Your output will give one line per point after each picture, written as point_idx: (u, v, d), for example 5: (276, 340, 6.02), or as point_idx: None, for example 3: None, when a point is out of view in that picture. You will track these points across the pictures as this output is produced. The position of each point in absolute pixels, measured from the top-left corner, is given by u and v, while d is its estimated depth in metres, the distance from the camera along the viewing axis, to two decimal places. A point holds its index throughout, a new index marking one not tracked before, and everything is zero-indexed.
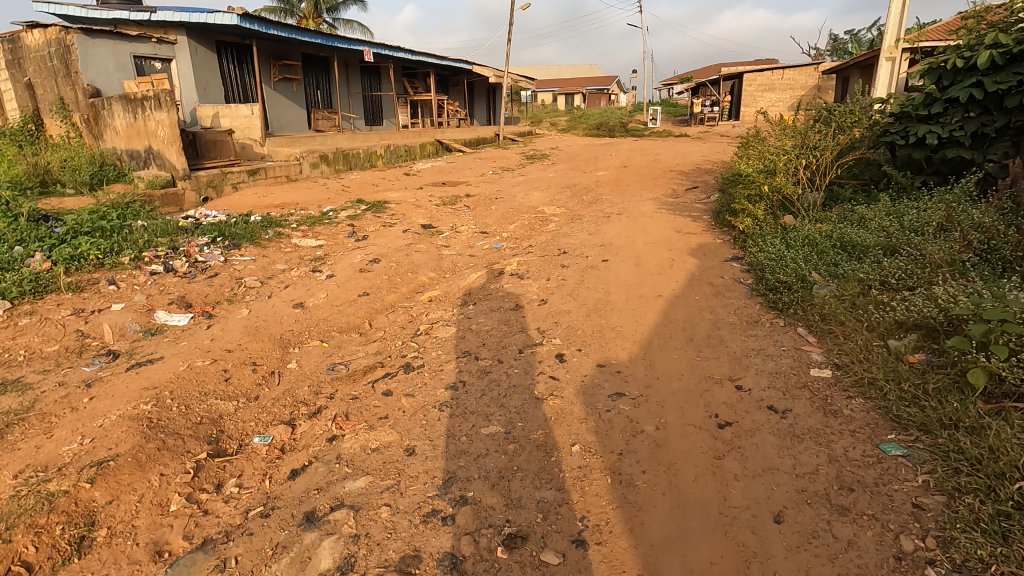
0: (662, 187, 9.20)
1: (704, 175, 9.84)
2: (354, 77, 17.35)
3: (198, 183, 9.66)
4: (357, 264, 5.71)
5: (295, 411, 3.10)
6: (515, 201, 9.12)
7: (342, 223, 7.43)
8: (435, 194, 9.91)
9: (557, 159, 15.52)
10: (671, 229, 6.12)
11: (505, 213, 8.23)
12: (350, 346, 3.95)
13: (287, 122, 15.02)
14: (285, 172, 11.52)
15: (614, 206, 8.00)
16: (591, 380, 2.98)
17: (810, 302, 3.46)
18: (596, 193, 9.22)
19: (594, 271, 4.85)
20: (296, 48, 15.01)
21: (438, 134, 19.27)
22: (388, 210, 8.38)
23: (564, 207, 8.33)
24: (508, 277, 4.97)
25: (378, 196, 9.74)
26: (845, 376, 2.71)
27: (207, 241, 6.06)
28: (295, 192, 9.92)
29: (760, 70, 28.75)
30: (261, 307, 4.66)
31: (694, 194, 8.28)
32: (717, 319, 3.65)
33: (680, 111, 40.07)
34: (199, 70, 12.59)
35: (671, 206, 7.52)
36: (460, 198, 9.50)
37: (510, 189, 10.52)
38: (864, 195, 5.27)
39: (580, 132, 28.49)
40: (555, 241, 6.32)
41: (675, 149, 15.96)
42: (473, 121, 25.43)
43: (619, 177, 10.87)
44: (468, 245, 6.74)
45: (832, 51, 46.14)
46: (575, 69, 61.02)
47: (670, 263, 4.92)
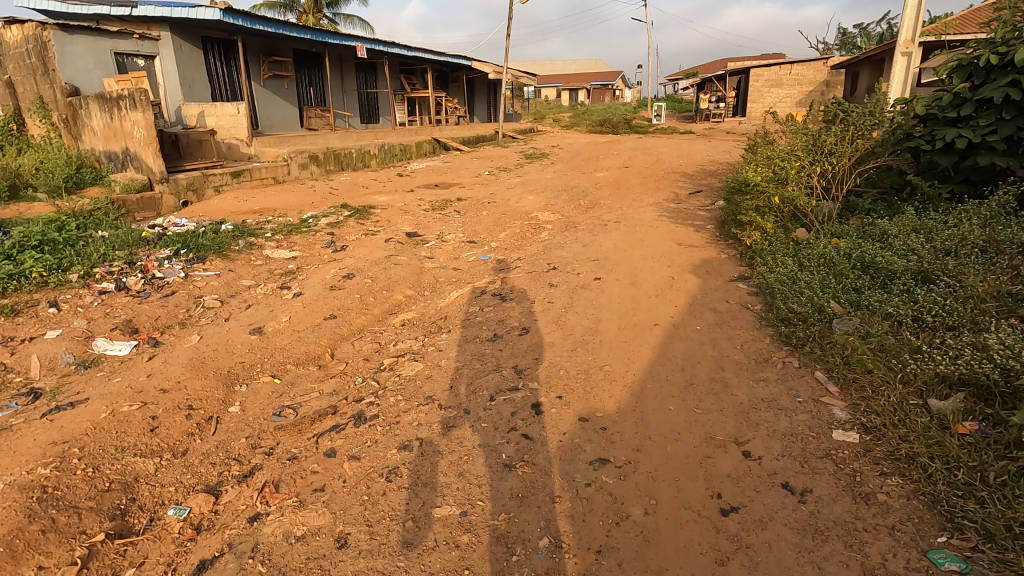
0: (665, 191, 8.69)
1: (709, 177, 9.32)
2: (348, 74, 16.87)
3: (177, 187, 9.24)
4: (329, 280, 5.26)
5: (225, 472, 2.65)
6: (509, 205, 8.65)
7: (321, 232, 6.97)
8: (426, 198, 9.44)
9: (556, 158, 15.04)
10: (671, 241, 5.63)
11: (497, 219, 7.76)
12: (305, 383, 3.50)
13: (278, 120, 14.58)
14: (272, 173, 11.10)
15: (611, 212, 7.51)
16: (570, 440, 2.50)
17: (830, 339, 2.98)
18: (595, 197, 8.72)
19: (583, 292, 4.38)
20: (288, 43, 14.54)
21: (435, 132, 18.79)
22: (373, 216, 7.92)
23: (559, 213, 7.85)
24: (490, 298, 4.50)
25: (366, 200, 9.28)
26: (877, 443, 2.24)
27: (169, 253, 5.62)
28: (279, 195, 9.49)
29: (768, 65, 28.07)
30: (215, 333, 4.22)
31: (698, 198, 7.78)
32: (721, 357, 3.17)
33: (685, 107, 39.39)
34: (184, 67, 12.14)
35: (672, 213, 7.01)
36: (452, 202, 9.03)
37: (505, 192, 10.05)
38: (885, 206, 4.76)
39: (583, 128, 27.93)
40: (546, 253, 5.85)
41: (680, 147, 15.42)
42: (473, 118, 24.95)
43: (620, 179, 10.37)
44: (453, 256, 6.28)
45: (841, 45, 45.27)
46: (579, 65, 60.34)
47: (669, 283, 4.44)
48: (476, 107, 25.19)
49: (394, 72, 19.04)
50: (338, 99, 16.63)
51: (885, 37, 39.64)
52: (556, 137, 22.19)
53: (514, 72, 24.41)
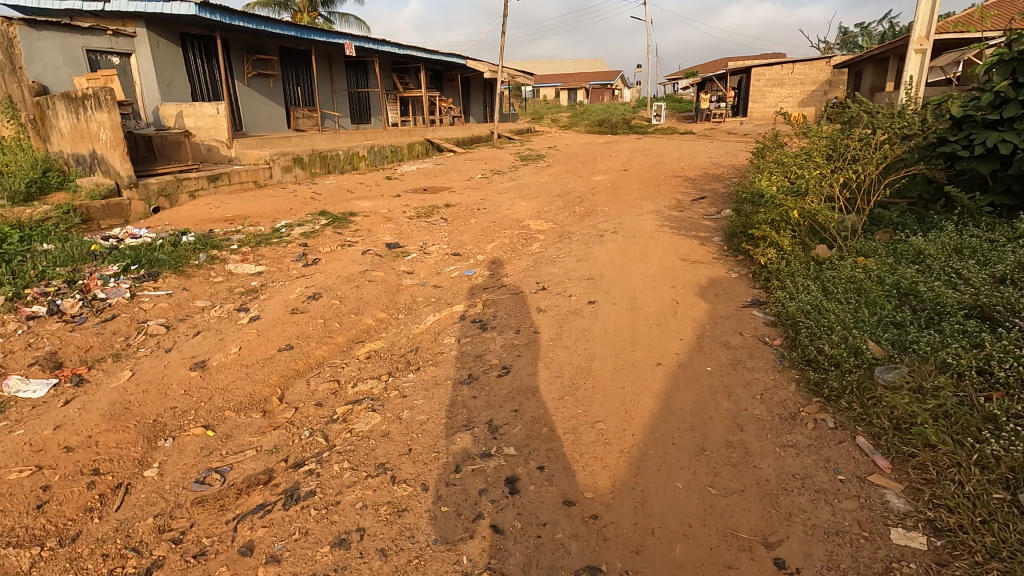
0: (666, 197, 8.16)
1: (713, 182, 8.79)
2: (338, 72, 16.32)
3: (148, 192, 8.69)
4: (293, 301, 4.71)
5: (116, 570, 2.10)
6: (500, 212, 8.10)
7: (293, 243, 6.42)
8: (413, 204, 8.90)
9: (552, 160, 14.52)
10: (674, 256, 5.09)
11: (486, 228, 7.22)
12: (242, 436, 2.95)
13: (263, 121, 14.04)
14: (253, 177, 10.57)
15: (608, 221, 6.96)
16: (551, 536, 1.97)
17: (872, 394, 2.46)
18: (592, 204, 8.19)
19: (575, 319, 3.83)
20: (273, 41, 13.99)
21: (428, 132, 18.25)
22: (354, 224, 7.38)
23: (553, 222, 7.30)
24: (469, 326, 3.96)
25: (348, 206, 8.73)
26: (953, 557, 1.72)
27: (118, 270, 5.07)
28: (257, 201, 8.96)
29: (770, 65, 27.58)
30: (151, 367, 3.66)
31: (701, 206, 7.25)
32: (738, 411, 2.62)
33: (684, 107, 38.95)
34: (161, 65, 11.58)
35: (675, 222, 6.47)
36: (439, 209, 8.49)
37: (497, 197, 9.52)
38: (916, 219, 4.23)
39: (581, 128, 27.40)
40: (536, 268, 5.30)
41: (680, 149, 14.92)
42: (468, 118, 24.42)
43: (618, 183, 9.85)
44: (434, 271, 5.75)
45: (842, 44, 44.80)
46: (579, 65, 59.93)
47: (672, 309, 3.90)
48: (472, 106, 24.68)
49: (386, 71, 18.49)
50: (327, 98, 16.08)
51: (886, 36, 39.28)
52: (553, 138, 21.67)
53: (511, 71, 23.89)
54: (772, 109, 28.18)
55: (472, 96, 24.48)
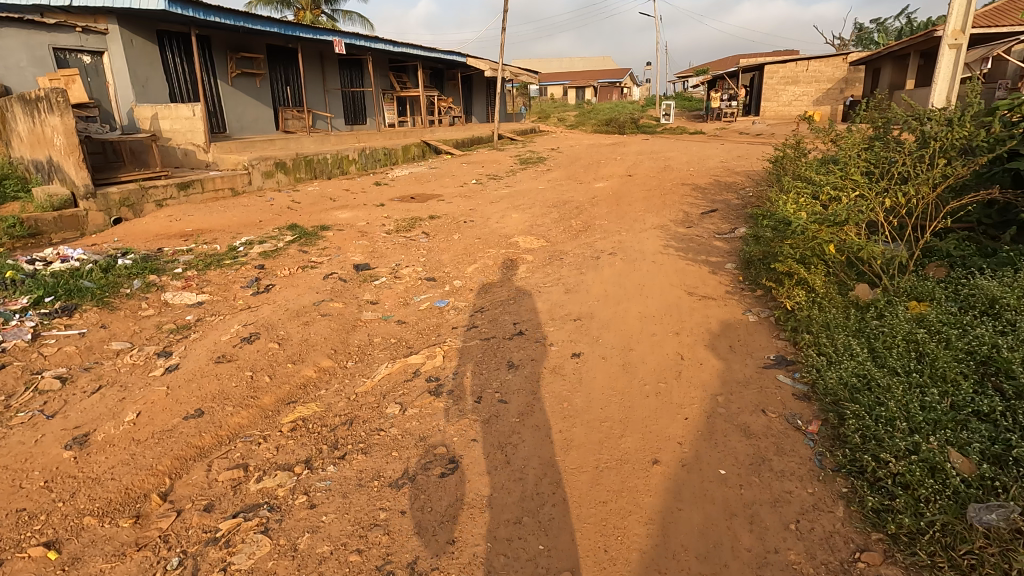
0: (671, 209, 7.36)
1: (724, 192, 7.99)
2: (329, 71, 15.64)
3: (108, 202, 8.01)
4: (224, 343, 3.97)
5: None
6: (489, 225, 7.34)
7: (248, 265, 5.68)
8: (396, 215, 8.17)
9: (554, 163, 13.76)
10: (679, 290, 4.29)
11: (469, 245, 6.46)
12: (91, 562, 2.20)
13: (249, 123, 13.39)
14: (229, 183, 9.92)
15: (606, 239, 6.18)
16: None
17: (968, 549, 1.68)
18: (589, 217, 7.41)
19: (552, 383, 3.05)
20: (259, 38, 13.32)
21: (426, 134, 17.54)
22: (323, 241, 6.65)
23: (545, 239, 6.53)
24: (422, 387, 3.19)
25: (324, 218, 8.01)
26: None
27: (28, 303, 4.35)
28: (227, 211, 8.26)
29: (783, 62, 26.63)
30: (18, 442, 2.92)
31: (711, 222, 6.43)
32: (768, 557, 1.85)
33: (694, 106, 37.96)
34: (136, 65, 10.92)
35: (682, 242, 5.67)
36: (423, 222, 7.73)
37: (489, 205, 8.77)
38: (980, 251, 3.41)
39: (588, 128, 26.58)
40: (518, 301, 4.52)
41: (690, 151, 14.09)
42: (470, 118, 23.73)
43: (621, 191, 9.07)
44: (402, 300, 5.00)
45: (857, 41, 43.71)
46: (586, 63, 59.06)
47: (674, 369, 3.10)
48: (475, 106, 23.97)
49: (382, 70, 17.77)
50: (318, 98, 15.41)
51: (904, 33, 38.20)
52: (557, 138, 20.92)
53: (515, 70, 23.13)
54: (785, 108, 27.24)
55: (474, 96, 23.77)
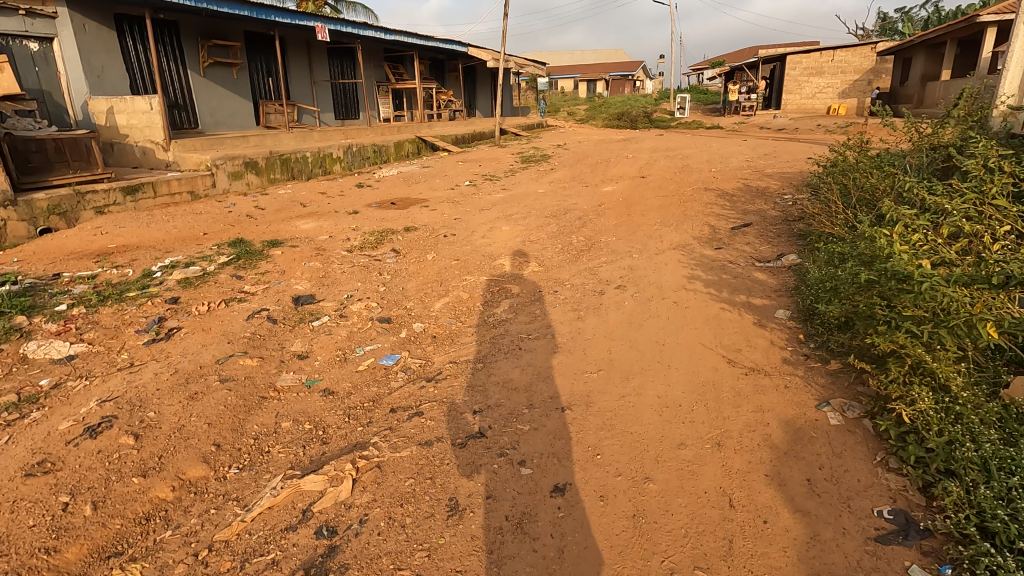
0: (693, 222, 6.06)
1: (756, 200, 6.66)
2: (317, 61, 14.47)
3: (33, 210, 6.87)
4: (59, 436, 2.77)
5: None
6: (474, 241, 6.10)
7: (157, 298, 4.48)
8: (366, 226, 6.95)
9: (558, 161, 12.47)
10: (715, 357, 3.01)
11: (444, 269, 5.23)
12: None
13: (224, 117, 12.25)
14: (187, 186, 8.80)
15: (614, 264, 4.91)
16: None
17: None
18: (595, 231, 6.15)
19: (514, 563, 1.82)
20: (237, 24, 12.18)
21: (423, 129, 16.33)
22: (266, 262, 5.45)
23: (538, 262, 5.27)
24: (304, 550, 1.97)
25: (281, 230, 6.81)
26: None
27: None
28: (172, 220, 7.09)
29: (807, 51, 25.06)
30: None
31: (745, 241, 5.14)
32: None
33: (711, 99, 36.31)
34: (89, 52, 9.77)
35: (712, 271, 4.37)
36: (396, 235, 6.50)
37: (478, 213, 7.53)
38: None
39: (598, 122, 25.22)
40: (491, 364, 3.27)
41: (709, 148, 12.73)
42: (474, 112, 22.56)
43: (633, 196, 7.78)
44: (341, 353, 3.78)
45: (880, 30, 41.89)
46: (598, 56, 57.46)
47: (721, 535, 1.85)
48: (479, 99, 22.77)
49: (377, 60, 16.56)
50: (304, 91, 14.25)
51: (931, 22, 36.39)
52: (565, 134, 19.56)
53: (522, 61, 21.83)
54: (808, 100, 25.59)
55: (479, 88, 22.55)
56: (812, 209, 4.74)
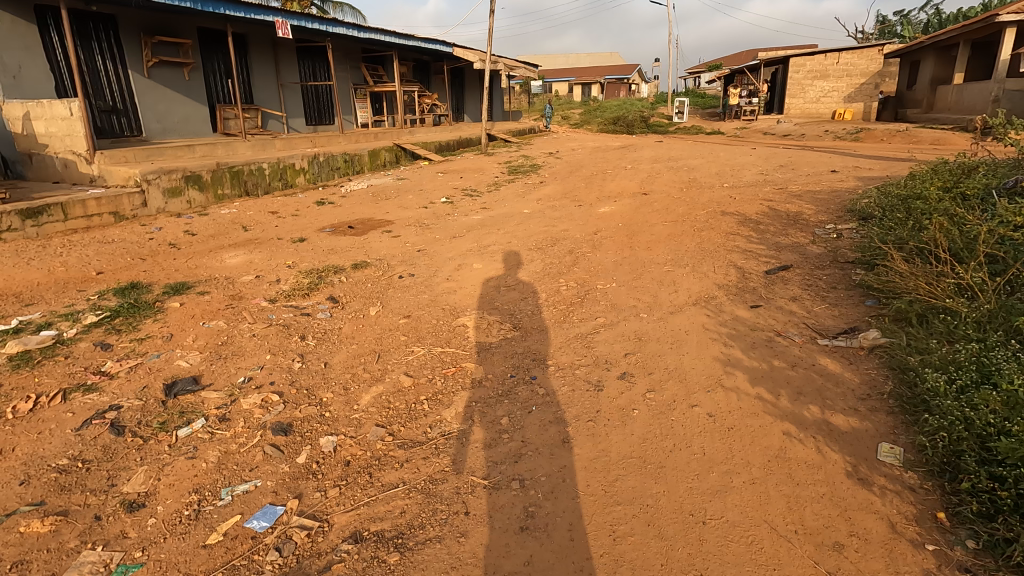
0: (714, 262, 4.78)
1: (789, 230, 5.36)
2: (285, 61, 13.17)
3: None
4: None
5: None
6: (436, 285, 4.78)
7: None
8: (307, 260, 5.62)
9: (548, 173, 11.22)
10: (801, 569, 1.72)
11: (388, 333, 3.91)
12: None
13: (173, 124, 10.93)
14: (110, 207, 7.47)
15: (616, 333, 3.60)
16: None
17: None
18: (589, 273, 4.84)
19: None
20: (190, 20, 10.88)
21: (403, 135, 15.03)
22: (154, 318, 4.12)
23: (513, 322, 3.95)
24: None
25: (200, 267, 5.49)
26: None
27: None
28: (69, 252, 5.77)
29: (811, 54, 23.90)
30: None
31: (791, 297, 3.83)
32: None
33: (709, 103, 35.25)
34: (2, 48, 8.40)
35: (758, 353, 3.05)
36: (339, 275, 5.18)
37: (450, 241, 6.25)
38: None
39: (593, 127, 24.04)
40: (415, 556, 1.95)
41: (716, 158, 11.51)
42: (464, 116, 21.44)
43: (635, 220, 6.51)
44: (197, 495, 2.45)
45: (879, 34, 41.15)
46: (593, 60, 56.53)
47: None
48: (469, 103, 21.65)
49: (354, 60, 15.26)
50: (270, 94, 12.94)
51: (931, 25, 35.49)
52: (558, 140, 18.34)
53: (513, 63, 20.62)
54: (812, 105, 24.46)
55: (469, 91, 21.42)
56: (891, 260, 3.47)
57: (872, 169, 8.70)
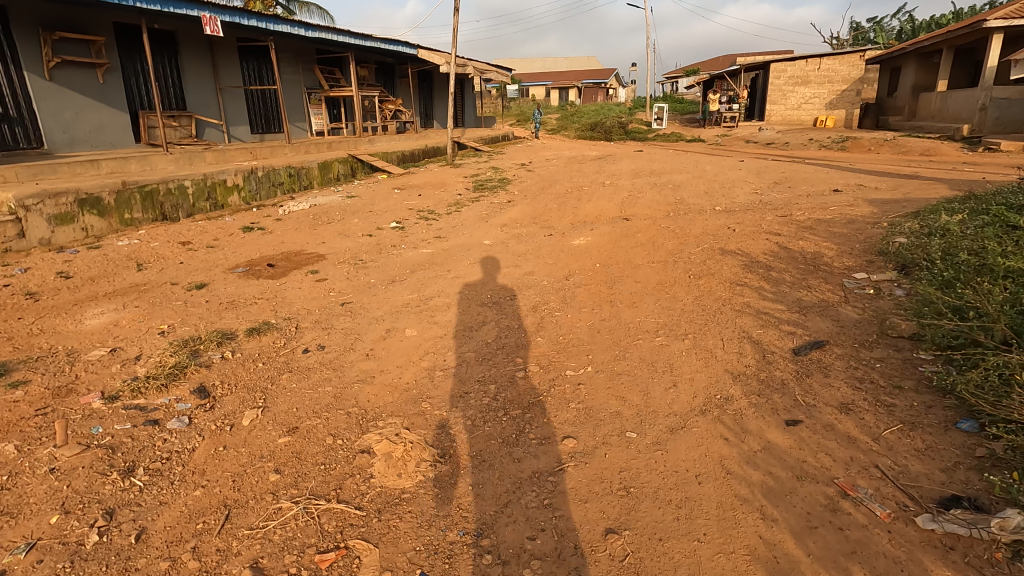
0: (721, 332, 3.61)
1: (809, 280, 4.22)
2: (223, 62, 11.74)
3: None
4: None
5: None
6: (348, 369, 3.51)
7: None
8: (190, 321, 4.30)
9: (517, 189, 10.03)
10: None
11: (255, 465, 2.63)
12: None
13: (84, 134, 9.48)
14: None
15: (591, 475, 2.39)
16: None
17: None
18: (557, 347, 3.62)
19: None
20: (102, 13, 9.40)
21: (361, 145, 13.70)
22: None
23: (441, 443, 2.71)
24: None
25: (43, 334, 4.13)
26: None
27: None
28: None
29: (791, 59, 23.17)
30: None
31: (841, 406, 2.67)
32: None
33: (688, 108, 34.53)
34: None
35: (821, 545, 1.88)
36: (225, 347, 3.88)
37: (385, 288, 4.98)
38: None
39: (570, 134, 22.97)
40: None
41: (703, 173, 10.43)
42: (432, 123, 20.24)
43: (615, 259, 5.33)
44: None
45: (854, 41, 41.06)
46: (570, 64, 55.72)
47: None
48: (438, 108, 20.48)
49: (306, 62, 13.88)
50: (206, 100, 11.50)
51: (904, 31, 35.34)
52: (532, 148, 17.17)
53: (485, 66, 19.38)
54: (794, 111, 23.72)
55: (436, 96, 20.23)
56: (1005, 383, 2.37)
57: (879, 190, 7.70)
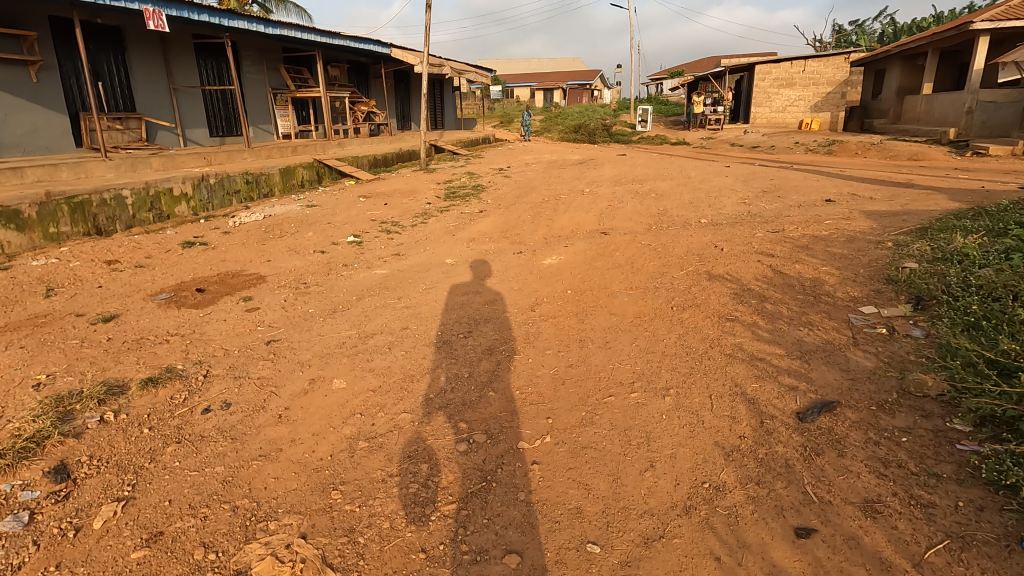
0: (709, 387, 2.98)
1: (810, 315, 3.62)
2: (177, 60, 10.94)
3: None
4: None
5: None
6: (251, 438, 2.83)
7: None
8: (77, 368, 3.58)
9: (491, 197, 9.37)
10: None
11: None
12: None
13: (15, 138, 8.65)
14: None
15: None
16: None
17: None
18: (510, 406, 2.97)
19: None
20: (35, 6, 8.58)
21: (330, 149, 12.95)
22: None
23: (346, 560, 2.06)
24: None
25: None
26: None
27: None
28: None
29: (776, 61, 22.79)
30: None
31: (864, 506, 2.06)
32: None
33: (673, 110, 34.12)
34: None
35: None
36: (107, 406, 3.16)
37: (322, 322, 4.29)
38: None
39: (553, 136, 22.36)
40: None
41: (688, 179, 9.86)
42: (409, 125, 19.61)
43: (588, 284, 4.69)
44: None
45: (836, 44, 41.06)
46: (555, 65, 55.14)
47: None
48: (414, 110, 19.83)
49: (271, 60, 13.09)
50: (157, 101, 10.70)
51: (886, 34, 35.30)
52: (512, 151, 16.53)
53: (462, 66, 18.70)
54: (779, 114, 23.34)
55: (412, 98, 19.58)
56: None
57: (874, 200, 7.17)
